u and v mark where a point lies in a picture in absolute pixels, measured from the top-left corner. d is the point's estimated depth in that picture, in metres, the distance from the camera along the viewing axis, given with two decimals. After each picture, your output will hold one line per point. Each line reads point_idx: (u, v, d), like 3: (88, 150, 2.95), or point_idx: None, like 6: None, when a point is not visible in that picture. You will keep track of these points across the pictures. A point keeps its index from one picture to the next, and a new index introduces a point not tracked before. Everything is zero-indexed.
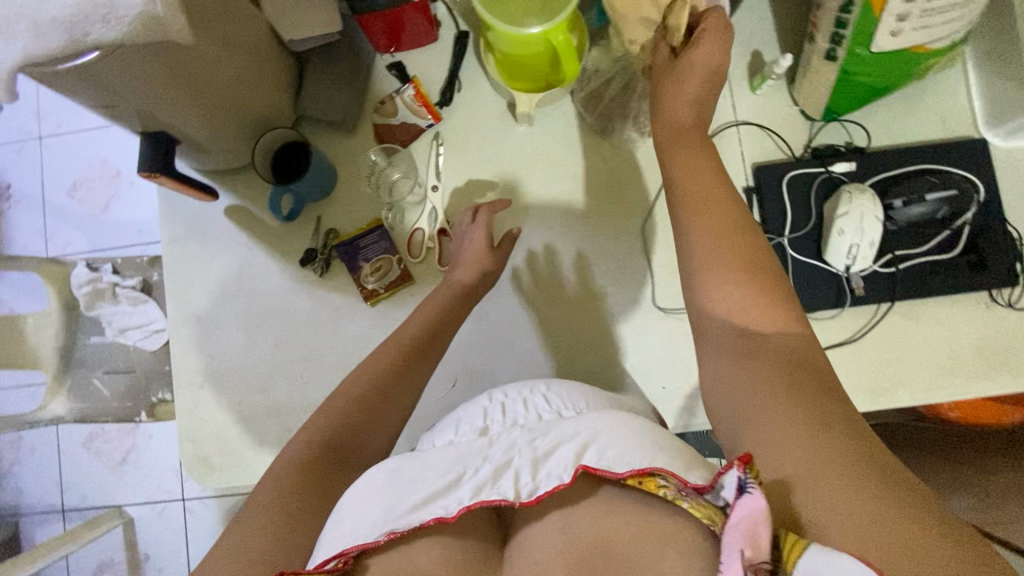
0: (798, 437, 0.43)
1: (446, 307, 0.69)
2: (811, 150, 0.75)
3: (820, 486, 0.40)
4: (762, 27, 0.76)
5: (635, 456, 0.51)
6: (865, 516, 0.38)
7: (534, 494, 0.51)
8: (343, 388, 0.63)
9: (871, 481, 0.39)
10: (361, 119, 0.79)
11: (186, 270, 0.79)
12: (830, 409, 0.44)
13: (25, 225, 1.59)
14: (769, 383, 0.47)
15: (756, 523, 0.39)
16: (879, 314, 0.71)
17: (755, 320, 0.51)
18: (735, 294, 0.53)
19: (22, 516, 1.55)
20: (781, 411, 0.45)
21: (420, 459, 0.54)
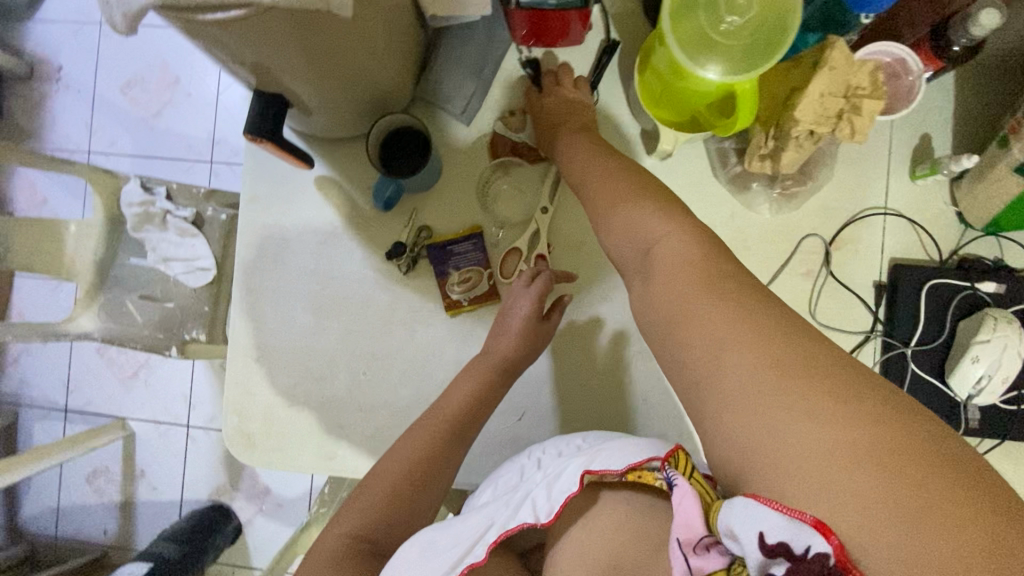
0: (723, 358, 0.37)
1: (516, 358, 0.65)
2: (959, 259, 0.68)
3: (744, 414, 0.35)
4: (941, 111, 0.68)
5: (630, 455, 0.49)
6: (801, 443, 0.33)
7: (552, 511, 0.50)
8: (374, 471, 0.60)
9: (811, 397, 0.33)
10: (481, 111, 0.72)
11: (260, 234, 0.73)
12: (767, 317, 0.38)
13: (71, 113, 1.50)
14: (689, 297, 0.41)
15: (684, 511, 0.40)
16: (984, 447, 0.67)
17: (650, 235, 0.47)
18: (640, 216, 0.48)
19: (23, 407, 1.53)
20: (712, 325, 0.39)
21: (452, 527, 0.53)
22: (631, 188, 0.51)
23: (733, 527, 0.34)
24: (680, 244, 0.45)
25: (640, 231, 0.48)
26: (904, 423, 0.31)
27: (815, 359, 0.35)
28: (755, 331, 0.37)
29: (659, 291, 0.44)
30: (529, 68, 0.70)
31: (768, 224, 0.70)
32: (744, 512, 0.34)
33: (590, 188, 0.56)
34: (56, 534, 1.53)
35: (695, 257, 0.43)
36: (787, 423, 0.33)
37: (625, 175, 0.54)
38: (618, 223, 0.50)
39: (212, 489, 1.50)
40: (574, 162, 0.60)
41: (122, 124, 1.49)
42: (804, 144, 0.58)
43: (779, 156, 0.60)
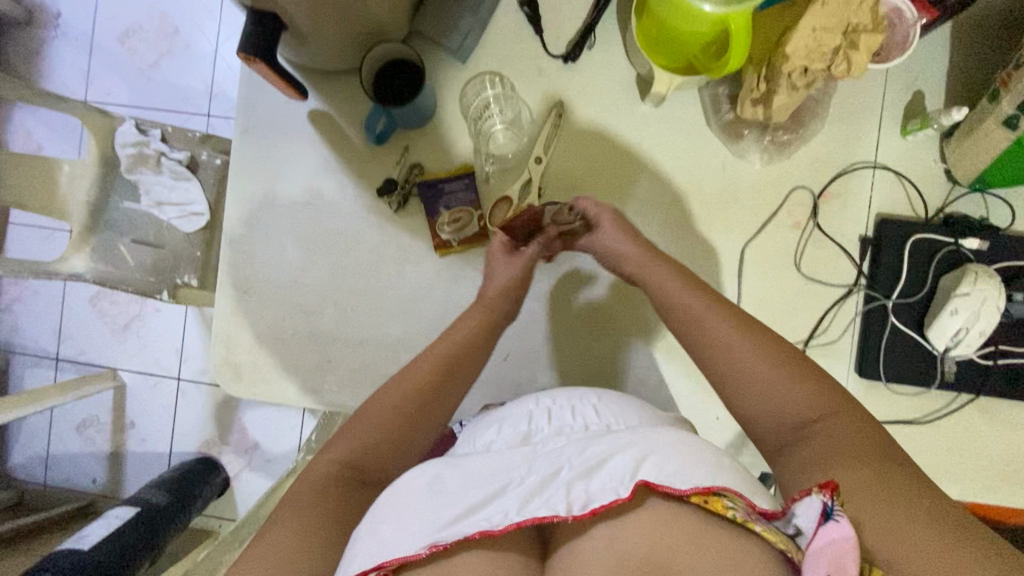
0: (883, 496, 0.43)
1: (498, 302, 0.67)
2: (944, 216, 0.69)
3: (924, 541, 0.40)
4: (935, 68, 0.68)
5: (694, 472, 0.45)
6: (972, 573, 0.38)
7: (587, 506, 0.45)
8: (373, 403, 0.59)
9: (964, 540, 0.40)
10: (477, 51, 0.72)
11: (253, 167, 0.73)
12: (904, 474, 0.45)
13: (68, 60, 1.49)
14: (833, 454, 0.48)
15: (843, 553, 0.39)
16: (958, 402, 0.68)
17: (778, 398, 0.53)
18: (791, 390, 0.52)
19: (14, 354, 1.54)
20: (856, 475, 0.45)
21: (462, 467, 0.50)
22: (759, 345, 0.55)
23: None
24: (812, 409, 0.51)
25: (776, 399, 0.53)
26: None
27: (945, 510, 0.42)
28: (905, 483, 0.44)
29: (809, 453, 0.49)
30: (527, 8, 0.69)
31: (759, 176, 0.70)
32: None
33: (693, 325, 0.59)
34: (45, 481, 1.54)
35: (823, 415, 0.51)
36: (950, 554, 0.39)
37: (750, 319, 0.58)
38: (761, 385, 0.53)
39: (201, 442, 1.52)
40: (677, 301, 0.60)
41: (120, 72, 1.48)
42: (795, 87, 0.58)
43: (771, 100, 0.60)
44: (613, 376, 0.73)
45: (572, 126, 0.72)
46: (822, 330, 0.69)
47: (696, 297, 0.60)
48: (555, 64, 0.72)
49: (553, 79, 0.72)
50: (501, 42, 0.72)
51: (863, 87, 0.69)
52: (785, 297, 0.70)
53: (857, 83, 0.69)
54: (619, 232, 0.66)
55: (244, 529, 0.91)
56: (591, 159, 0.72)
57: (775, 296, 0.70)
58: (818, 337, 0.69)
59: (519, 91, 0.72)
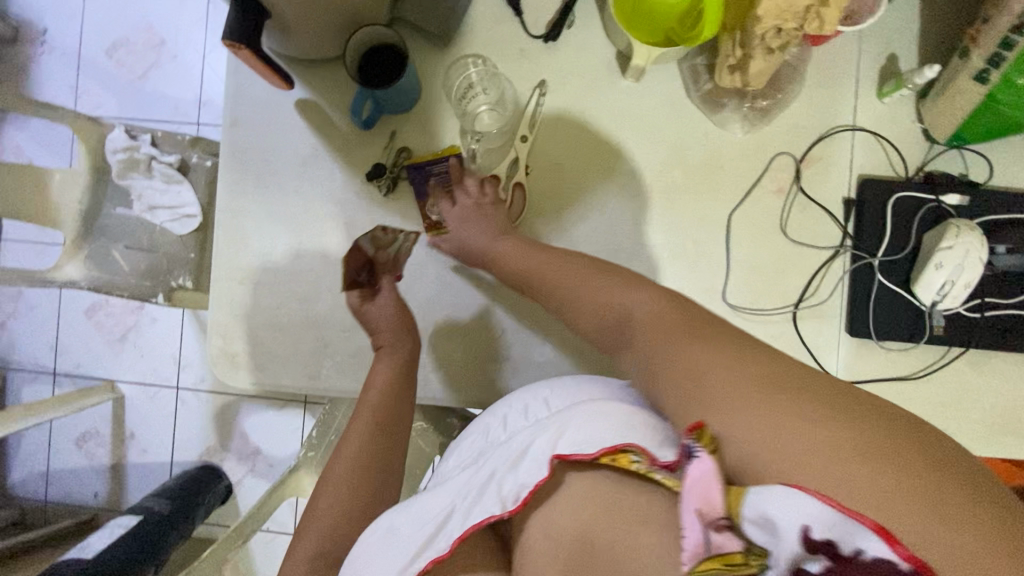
0: (726, 382, 0.40)
1: (396, 340, 0.69)
2: (924, 174, 0.70)
3: (770, 419, 0.36)
4: (907, 31, 0.70)
5: (600, 436, 0.48)
6: (818, 444, 0.34)
7: (518, 499, 0.50)
8: (332, 464, 0.64)
9: (815, 406, 0.36)
10: (460, 36, 0.73)
11: (242, 158, 0.74)
12: (751, 350, 0.42)
13: (57, 76, 1.50)
14: (672, 349, 0.46)
15: (708, 486, 0.37)
16: (949, 355, 0.69)
17: (633, 311, 0.53)
18: (629, 297, 0.55)
19: (12, 371, 1.54)
20: (702, 361, 0.43)
21: (412, 506, 0.55)
22: (593, 273, 0.60)
23: (770, 515, 0.34)
24: (659, 312, 0.51)
25: (614, 309, 0.56)
26: (904, 425, 0.34)
27: (794, 374, 0.39)
28: (749, 359, 0.41)
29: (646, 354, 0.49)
30: None
31: (741, 144, 0.72)
32: (781, 497, 0.34)
33: (558, 286, 0.62)
34: (46, 497, 1.53)
35: (672, 318, 0.49)
36: (794, 429, 0.35)
37: (593, 268, 0.61)
38: (605, 303, 0.57)
39: (202, 450, 1.51)
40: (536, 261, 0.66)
41: (108, 85, 1.49)
42: (769, 51, 0.60)
43: (747, 66, 0.62)
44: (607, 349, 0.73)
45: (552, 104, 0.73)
46: (811, 293, 0.70)
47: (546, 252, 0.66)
48: (535, 44, 0.73)
49: (533, 59, 0.73)
50: (482, 27, 0.73)
51: (838, 52, 0.71)
52: (772, 262, 0.71)
53: (832, 49, 0.70)
54: (474, 223, 0.71)
55: (249, 526, 0.91)
56: (573, 134, 0.73)
57: (763, 262, 0.71)
58: (807, 299, 0.70)
59: (497, 69, 0.73)
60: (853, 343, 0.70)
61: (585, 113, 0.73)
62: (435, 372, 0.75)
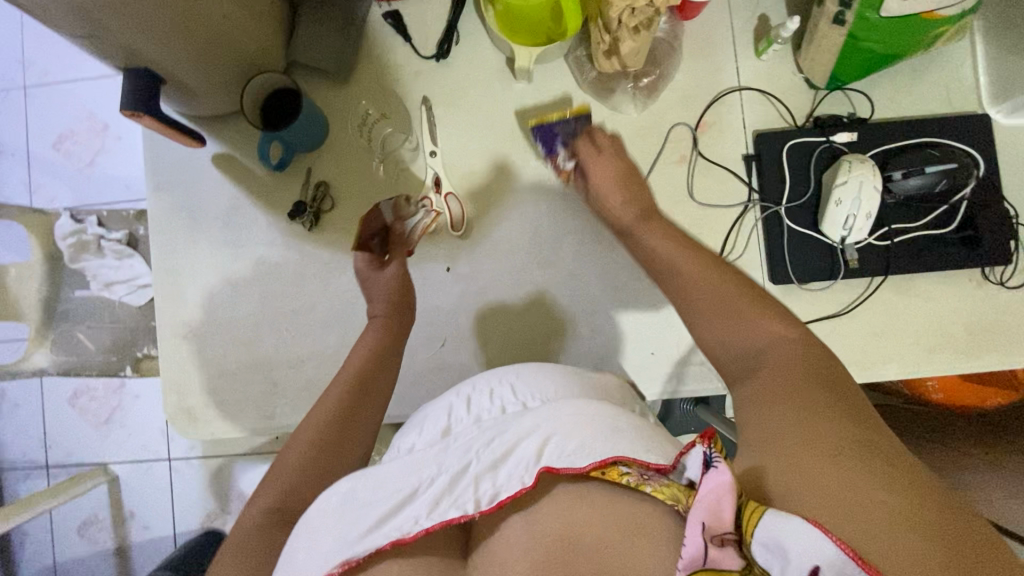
0: (805, 427, 0.42)
1: (390, 312, 0.70)
2: (814, 120, 0.73)
3: (826, 471, 0.39)
4: None
5: (594, 449, 0.52)
6: (870, 507, 0.36)
7: (495, 500, 0.52)
8: (296, 436, 0.60)
9: (879, 473, 0.37)
10: (357, 69, 0.77)
11: (170, 220, 0.77)
12: (849, 407, 0.43)
13: (8, 176, 1.54)
14: (784, 391, 0.45)
15: (720, 498, 0.39)
16: (872, 286, 0.71)
17: (755, 337, 0.49)
18: (740, 325, 0.51)
19: (5, 471, 1.54)
20: (793, 404, 0.44)
21: (375, 477, 0.54)
22: (727, 293, 0.53)
23: (782, 541, 0.35)
24: (788, 353, 0.48)
25: (740, 330, 0.50)
26: (952, 524, 0.35)
27: (875, 444, 0.40)
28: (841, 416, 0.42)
29: (761, 386, 0.47)
30: (391, 19, 0.75)
31: (638, 122, 0.75)
32: (796, 526, 0.35)
33: (676, 276, 0.56)
34: None
35: (810, 367, 0.46)
36: (850, 485, 0.37)
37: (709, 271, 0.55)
38: (726, 326, 0.51)
39: (204, 516, 1.51)
40: (657, 247, 0.59)
41: (59, 176, 1.53)
42: (635, 31, 0.63)
43: (618, 49, 0.65)
44: (547, 337, 0.76)
45: (451, 114, 0.77)
46: (729, 250, 0.73)
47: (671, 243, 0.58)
48: (429, 65, 0.77)
49: (430, 78, 0.77)
50: (376, 56, 0.77)
51: (711, 22, 0.74)
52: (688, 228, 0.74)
53: (704, 20, 0.74)
54: (617, 185, 0.64)
55: None
56: (479, 140, 0.77)
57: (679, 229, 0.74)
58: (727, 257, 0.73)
59: (389, 92, 0.77)
60: (779, 291, 0.72)
61: (486, 118, 0.76)
62: None
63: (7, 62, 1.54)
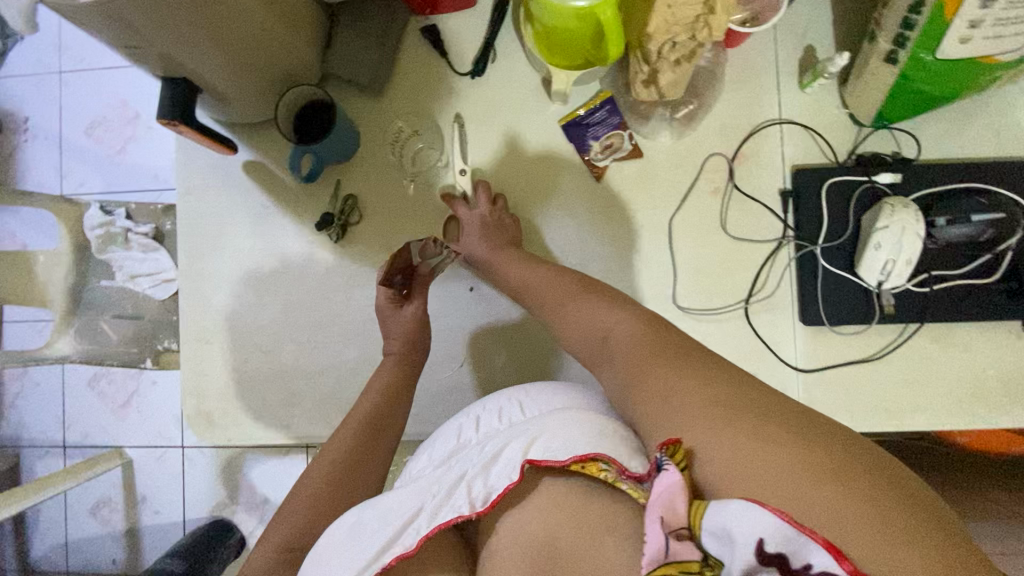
0: (696, 405, 0.44)
1: (405, 350, 0.71)
2: (856, 157, 0.71)
3: (727, 434, 0.41)
4: (818, 22, 0.72)
5: (576, 444, 0.52)
6: (779, 467, 0.38)
7: (489, 500, 0.53)
8: (309, 474, 0.63)
9: (772, 434, 0.40)
10: (391, 82, 0.77)
11: (198, 224, 0.77)
12: (715, 371, 0.47)
13: (42, 160, 1.57)
14: (638, 369, 0.51)
15: (673, 495, 0.40)
16: (906, 333, 0.69)
17: (603, 322, 0.58)
18: (592, 314, 0.60)
19: (24, 447, 1.58)
20: (666, 382, 0.48)
21: (380, 504, 0.55)
22: (570, 285, 0.63)
23: (727, 528, 0.37)
24: (631, 331, 0.55)
25: (581, 320, 0.60)
26: (828, 442, 0.39)
27: (758, 403, 0.43)
28: (715, 382, 0.46)
29: (616, 369, 0.53)
30: (428, 34, 0.75)
31: (673, 150, 0.73)
32: (741, 511, 0.37)
33: (537, 294, 0.66)
34: (68, 568, 1.56)
35: (646, 338, 0.53)
36: (757, 450, 0.40)
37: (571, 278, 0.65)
38: (579, 315, 0.60)
39: (212, 505, 1.53)
40: (529, 276, 0.67)
41: (90, 162, 1.55)
42: (676, 62, 0.61)
43: (657, 79, 0.64)
44: (568, 363, 0.75)
45: (484, 134, 0.76)
46: (760, 287, 0.71)
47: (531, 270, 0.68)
48: (464, 81, 0.76)
49: (463, 95, 0.76)
50: (412, 71, 0.77)
51: (755, 51, 0.72)
52: (718, 261, 0.72)
53: (749, 48, 0.72)
54: (485, 237, 0.71)
55: None
56: (509, 161, 0.76)
57: (709, 261, 0.72)
58: (756, 294, 0.71)
59: (422, 108, 0.76)
60: (809, 331, 0.70)
61: (518, 140, 0.76)
62: None
63: (46, 48, 1.57)
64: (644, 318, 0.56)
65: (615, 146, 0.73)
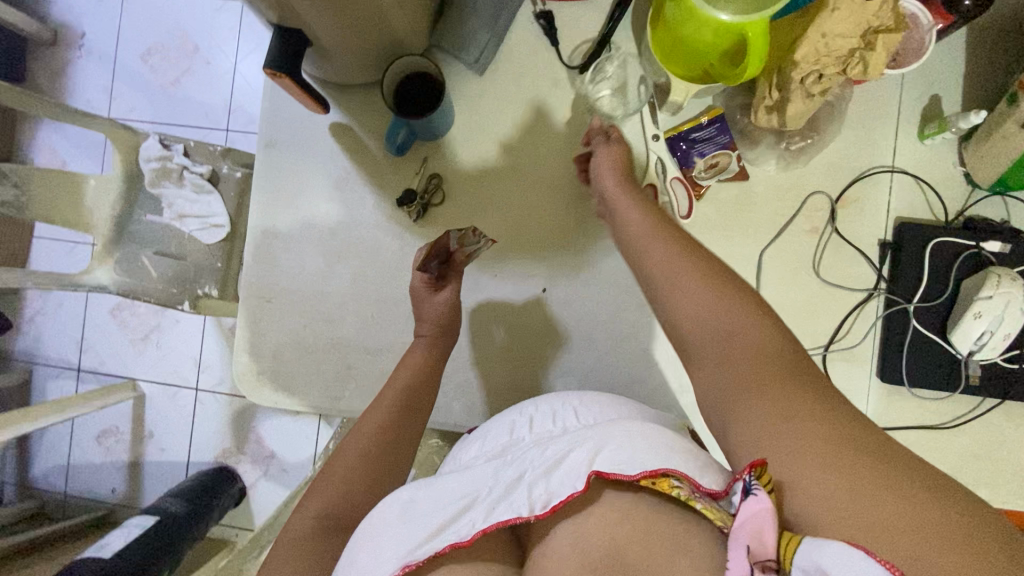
0: (802, 437, 0.41)
1: (438, 334, 0.69)
2: (965, 219, 0.69)
3: (845, 479, 0.38)
4: (949, 74, 0.69)
5: (645, 458, 0.48)
6: (900, 524, 0.35)
7: (547, 505, 0.48)
8: (347, 446, 0.62)
9: (880, 475, 0.37)
10: (496, 64, 0.73)
11: (275, 179, 0.74)
12: (825, 398, 0.44)
13: (91, 79, 1.52)
14: (749, 382, 0.47)
15: (761, 526, 0.38)
16: (984, 406, 0.68)
17: (719, 319, 0.51)
18: (709, 305, 0.51)
19: (37, 366, 1.56)
20: (771, 400, 0.44)
21: (433, 488, 0.53)
22: (687, 270, 0.55)
23: (826, 569, 0.35)
24: (758, 341, 0.48)
25: (688, 311, 0.53)
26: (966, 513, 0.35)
27: (884, 449, 0.39)
28: (825, 412, 0.42)
29: (729, 375, 0.49)
30: (543, 20, 0.71)
31: (778, 182, 0.71)
32: (843, 556, 0.34)
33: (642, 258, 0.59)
34: (66, 490, 1.56)
35: (774, 352, 0.47)
36: (878, 502, 0.36)
37: (682, 254, 0.56)
38: (688, 304, 0.53)
39: (218, 452, 1.53)
40: (628, 219, 0.62)
41: (141, 90, 1.51)
42: (810, 94, 0.58)
43: (785, 108, 0.60)
44: (631, 381, 0.73)
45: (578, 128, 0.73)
46: (842, 335, 0.69)
47: (644, 218, 0.61)
48: (571, 74, 0.73)
49: (567, 89, 0.73)
50: (518, 54, 0.73)
51: (881, 92, 0.69)
52: (805, 303, 0.70)
53: (874, 88, 0.69)
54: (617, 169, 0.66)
55: (265, 535, 0.86)
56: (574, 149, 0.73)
57: (794, 301, 0.70)
58: (837, 342, 0.69)
59: (525, 97, 0.73)
60: (884, 388, 0.69)
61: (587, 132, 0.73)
62: (457, 399, 0.75)
63: None
64: (769, 328, 0.49)
65: (721, 165, 0.69)
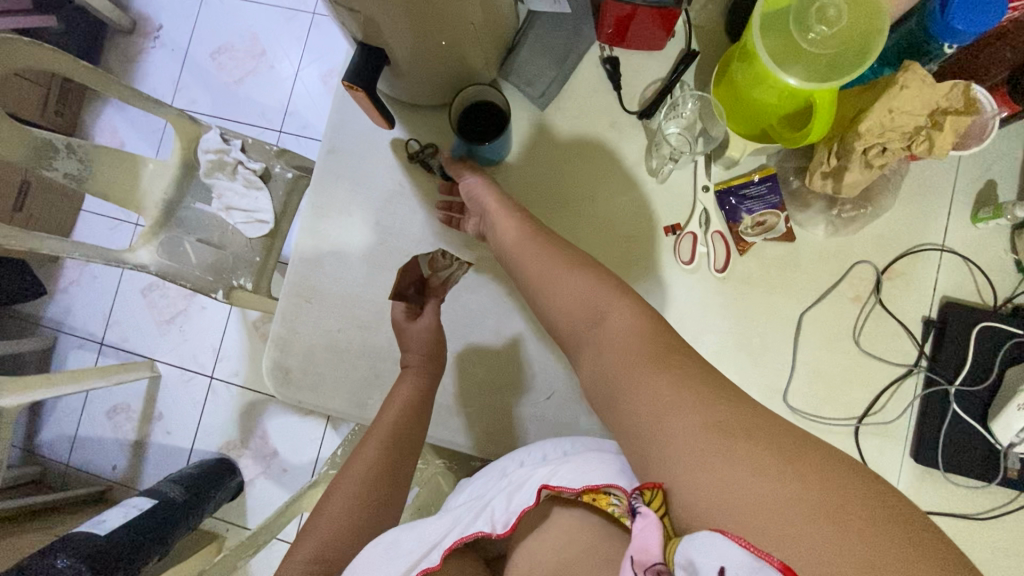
0: (673, 416, 0.41)
1: (425, 366, 0.69)
2: (1013, 307, 0.69)
3: (723, 467, 0.38)
4: (1007, 162, 0.70)
5: (590, 474, 0.48)
6: (773, 505, 0.35)
7: (508, 523, 0.50)
8: (339, 487, 0.62)
9: (751, 456, 0.37)
10: (559, 99, 0.75)
11: (331, 184, 0.77)
12: (724, 393, 0.42)
13: (160, 69, 1.60)
14: (619, 361, 0.47)
15: (645, 534, 0.39)
16: (1017, 501, 0.67)
17: (586, 300, 0.52)
18: (576, 287, 0.54)
19: (63, 334, 1.59)
20: (658, 387, 0.43)
21: (416, 527, 0.54)
22: (563, 261, 0.56)
23: (694, 558, 0.35)
24: (625, 319, 0.49)
25: (563, 295, 0.54)
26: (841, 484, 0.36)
27: (754, 423, 0.40)
28: (687, 387, 0.42)
29: (601, 354, 0.49)
30: (609, 65, 0.73)
31: (825, 247, 0.71)
32: (707, 543, 0.35)
33: (523, 261, 0.60)
34: (68, 461, 1.56)
35: (639, 330, 0.48)
36: (755, 487, 0.36)
37: (555, 255, 0.58)
38: (563, 289, 0.54)
39: (223, 442, 1.53)
40: (503, 239, 0.63)
41: (206, 84, 1.58)
42: (868, 165, 0.59)
43: (842, 176, 0.61)
44: None
45: (624, 160, 0.74)
46: (876, 409, 0.69)
47: (519, 239, 0.61)
48: (630, 118, 0.74)
49: (623, 131, 0.75)
50: (581, 94, 0.75)
51: (938, 171, 0.70)
52: (840, 371, 0.69)
53: (931, 166, 0.70)
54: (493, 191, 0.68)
55: (264, 535, 0.85)
56: (609, 178, 0.74)
57: (830, 368, 0.69)
58: (871, 415, 0.69)
59: (584, 132, 0.75)
60: (915, 468, 0.68)
61: (624, 176, 0.74)
62: (479, 421, 0.75)
63: None
64: (636, 310, 0.50)
65: (769, 222, 0.70)
